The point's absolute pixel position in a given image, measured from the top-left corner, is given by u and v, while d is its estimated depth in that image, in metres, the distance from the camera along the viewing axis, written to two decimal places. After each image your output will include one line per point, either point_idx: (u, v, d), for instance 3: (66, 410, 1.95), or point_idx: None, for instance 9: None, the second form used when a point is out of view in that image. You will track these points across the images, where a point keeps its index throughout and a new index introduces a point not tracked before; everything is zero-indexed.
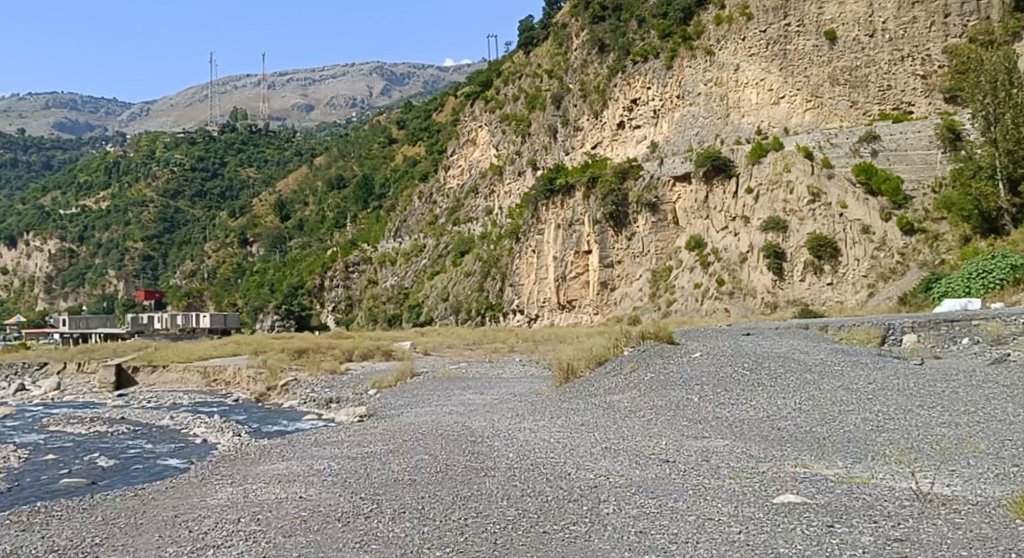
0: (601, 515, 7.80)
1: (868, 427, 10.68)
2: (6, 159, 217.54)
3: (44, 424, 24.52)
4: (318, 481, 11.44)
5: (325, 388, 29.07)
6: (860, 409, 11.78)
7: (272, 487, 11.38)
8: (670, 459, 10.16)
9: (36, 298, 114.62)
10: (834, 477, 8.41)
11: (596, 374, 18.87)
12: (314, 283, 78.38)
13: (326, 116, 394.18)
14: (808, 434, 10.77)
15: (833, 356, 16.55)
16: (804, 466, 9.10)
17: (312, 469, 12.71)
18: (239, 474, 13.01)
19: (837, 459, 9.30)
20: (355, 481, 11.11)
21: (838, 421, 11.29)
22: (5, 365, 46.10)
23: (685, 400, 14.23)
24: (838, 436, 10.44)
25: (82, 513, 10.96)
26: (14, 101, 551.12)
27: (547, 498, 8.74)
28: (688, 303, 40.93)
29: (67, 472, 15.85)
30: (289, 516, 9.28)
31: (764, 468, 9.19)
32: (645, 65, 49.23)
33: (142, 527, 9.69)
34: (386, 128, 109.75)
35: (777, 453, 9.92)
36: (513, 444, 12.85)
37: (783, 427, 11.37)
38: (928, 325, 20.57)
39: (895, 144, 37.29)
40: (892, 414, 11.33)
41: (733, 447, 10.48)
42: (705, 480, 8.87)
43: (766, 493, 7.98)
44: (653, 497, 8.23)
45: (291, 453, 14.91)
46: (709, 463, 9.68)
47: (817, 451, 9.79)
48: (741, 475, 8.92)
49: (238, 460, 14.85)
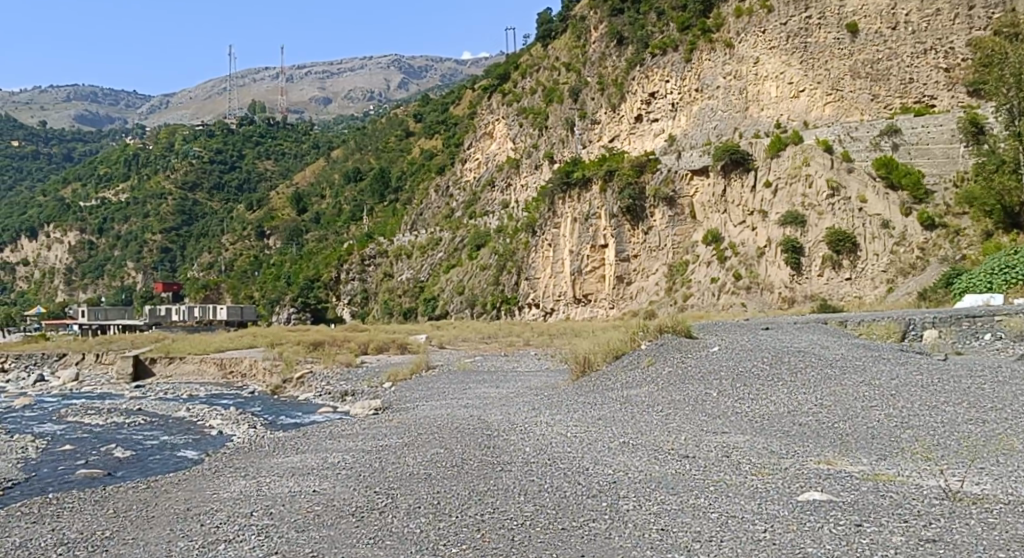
0: (621, 512, 7.68)
1: (892, 424, 10.50)
2: (27, 151, 219.53)
3: (61, 414, 24.67)
4: (333, 474, 11.41)
5: (341, 380, 29.14)
6: (883, 406, 11.60)
7: (285, 480, 11.35)
8: (689, 455, 10.04)
9: (55, 290, 115.57)
10: (859, 475, 8.26)
11: (613, 368, 18.74)
12: (330, 276, 78.59)
13: (344, 109, 395.19)
14: (831, 430, 10.60)
15: (853, 351, 16.33)
16: (828, 462, 8.96)
17: (327, 462, 12.67)
18: (252, 467, 12.99)
19: (862, 455, 9.15)
20: (370, 474, 11.08)
21: (861, 417, 11.11)
22: (24, 356, 46.47)
23: (704, 394, 14.09)
24: (861, 433, 10.27)
25: (93, 506, 10.97)
26: (35, 93, 555.03)
27: (566, 494, 8.64)
28: (705, 297, 40.66)
29: (83, 463, 15.92)
30: (302, 511, 9.24)
31: (787, 464, 9.05)
32: (664, 58, 48.97)
33: (153, 521, 9.67)
34: (403, 121, 109.89)
35: (800, 449, 9.77)
36: (528, 438, 12.77)
37: (805, 422, 11.21)
38: (949, 320, 20.27)
39: (916, 138, 36.75)
40: (916, 410, 11.14)
41: (754, 443, 10.34)
42: (727, 477, 8.74)
43: (790, 490, 7.85)
44: (674, 494, 8.11)
45: (306, 445, 14.89)
46: (730, 459, 9.55)
47: (839, 448, 9.64)
48: (763, 471, 8.79)
49: (252, 452, 14.84)
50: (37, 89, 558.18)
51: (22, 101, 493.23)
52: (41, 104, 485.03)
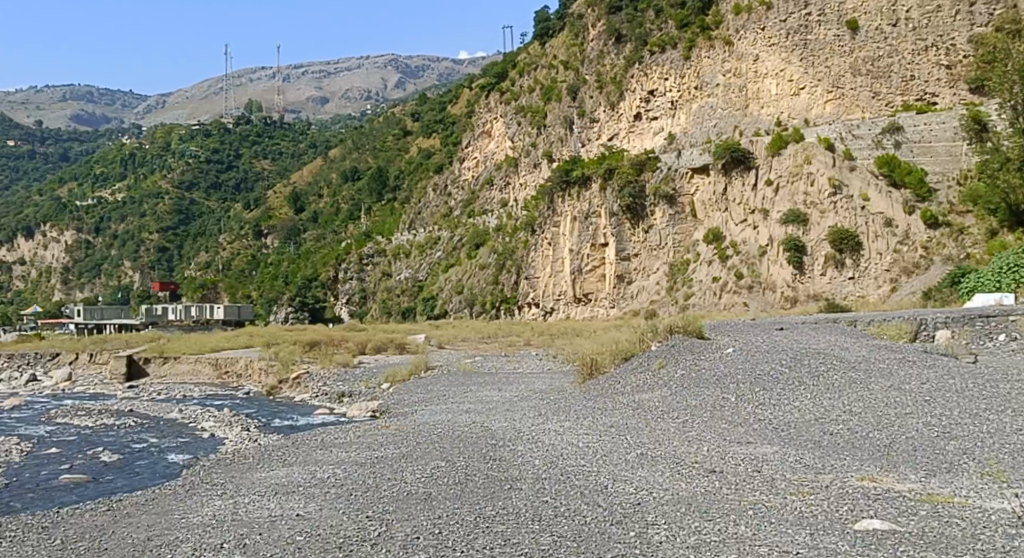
0: (655, 545, 7.04)
1: (933, 434, 9.92)
2: (23, 151, 218.42)
3: (48, 416, 24.02)
4: (319, 495, 10.83)
5: (337, 381, 28.49)
6: (919, 413, 11.02)
7: (266, 501, 10.77)
8: (717, 470, 9.46)
9: (52, 289, 114.62)
10: (913, 496, 7.67)
11: (622, 371, 18.13)
12: (328, 276, 78.05)
13: (342, 108, 393.61)
14: (867, 440, 10.03)
15: (875, 352, 15.72)
16: (874, 479, 8.37)
17: (315, 478, 12.12)
18: (232, 484, 12.32)
19: (909, 471, 8.55)
20: (362, 495, 10.46)
21: (897, 425, 10.53)
22: (16, 356, 45.82)
23: (722, 400, 13.51)
24: (901, 443, 9.71)
25: (38, 535, 10.19)
26: (32, 91, 554.20)
27: (588, 519, 8.07)
28: (706, 296, 40.07)
29: (67, 468, 15.28)
30: (282, 543, 8.61)
31: (827, 482, 8.45)
32: (663, 55, 48.43)
33: (107, 554, 9.00)
34: (400, 120, 109.38)
35: (838, 462, 9.20)
36: (537, 449, 12.19)
37: (836, 432, 10.64)
38: (963, 320, 19.71)
39: (919, 136, 36.13)
40: (957, 418, 10.55)
41: (784, 455, 9.77)
42: (764, 497, 8.15)
43: (842, 515, 7.27)
44: (709, 521, 7.52)
45: (293, 457, 14.27)
46: (762, 475, 8.96)
47: (884, 462, 9.03)
48: (803, 490, 8.20)
49: (235, 464, 14.21)
50: (33, 90, 555.93)
51: (21, 99, 492.79)
52: (39, 103, 484.31)
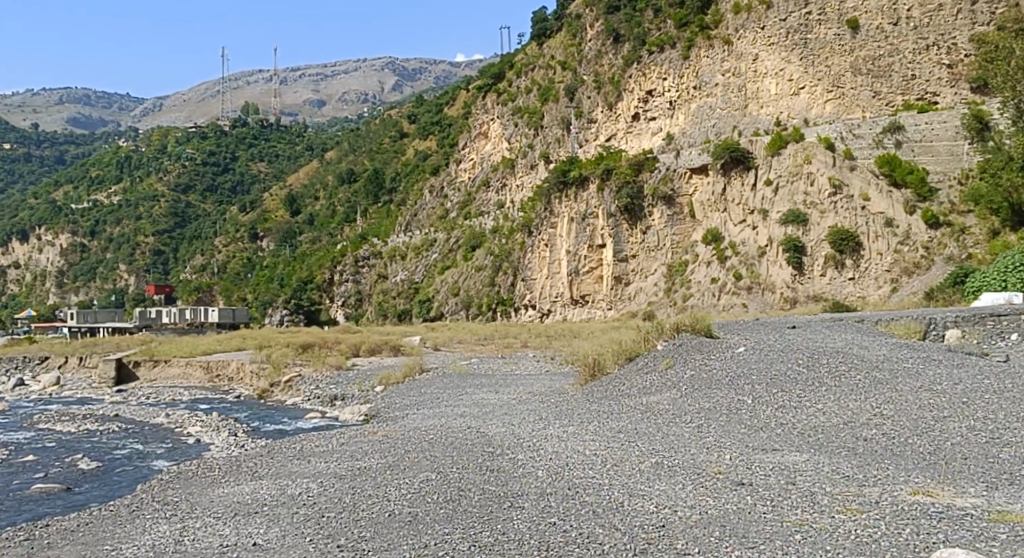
0: None
1: (981, 440, 9.31)
2: (20, 154, 217.13)
3: (33, 421, 23.35)
4: (285, 516, 10.14)
5: (330, 384, 27.73)
6: (960, 417, 10.35)
7: (220, 527, 10.02)
8: (746, 482, 8.78)
9: (46, 293, 113.57)
10: (981, 514, 7.03)
11: (626, 371, 17.54)
12: (323, 278, 77.30)
13: (337, 110, 392.08)
14: (908, 447, 9.39)
15: (898, 352, 14.98)
16: (929, 493, 7.71)
17: (283, 494, 11.45)
18: (186, 503, 11.58)
19: (968, 484, 7.90)
20: (338, 517, 9.77)
21: (937, 430, 9.91)
22: (5, 359, 45.06)
23: (738, 402, 12.87)
24: (947, 451, 9.06)
25: None
26: (28, 94, 553.11)
27: (605, 547, 7.37)
28: (706, 297, 39.44)
29: (42, 477, 14.52)
30: None
31: (877, 496, 7.81)
32: (662, 54, 47.84)
33: None
34: (397, 122, 108.46)
35: (883, 473, 8.52)
36: (537, 458, 11.54)
37: (870, 437, 9.99)
38: (972, 319, 19.09)
39: (920, 135, 35.37)
40: (1002, 422, 9.92)
41: (820, 464, 9.12)
42: (809, 516, 7.47)
43: (912, 542, 6.55)
44: (750, 549, 6.83)
45: (265, 469, 13.54)
46: (800, 489, 8.28)
47: (936, 472, 8.37)
48: (850, 507, 7.56)
49: (196, 479, 13.38)
50: (29, 93, 554.68)
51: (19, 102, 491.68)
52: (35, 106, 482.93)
